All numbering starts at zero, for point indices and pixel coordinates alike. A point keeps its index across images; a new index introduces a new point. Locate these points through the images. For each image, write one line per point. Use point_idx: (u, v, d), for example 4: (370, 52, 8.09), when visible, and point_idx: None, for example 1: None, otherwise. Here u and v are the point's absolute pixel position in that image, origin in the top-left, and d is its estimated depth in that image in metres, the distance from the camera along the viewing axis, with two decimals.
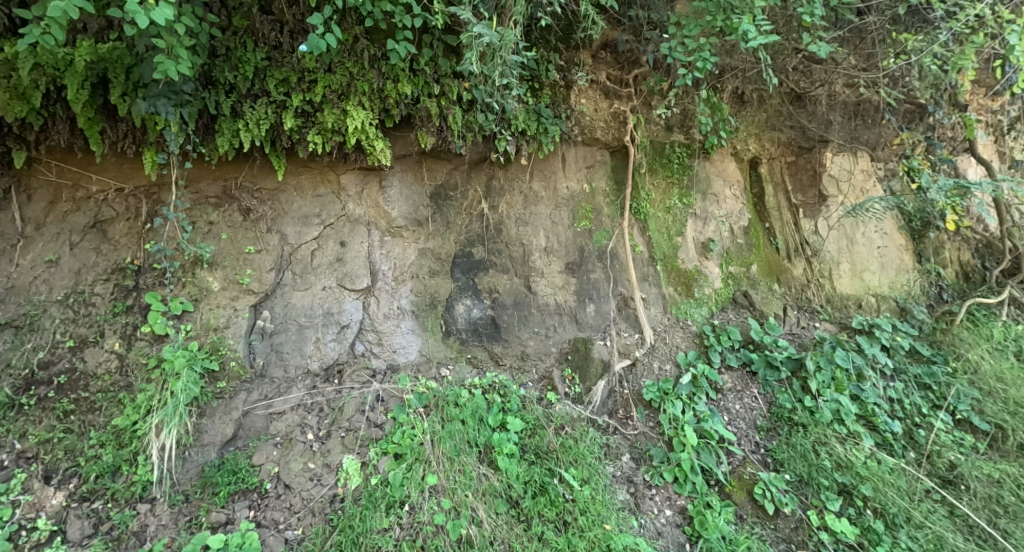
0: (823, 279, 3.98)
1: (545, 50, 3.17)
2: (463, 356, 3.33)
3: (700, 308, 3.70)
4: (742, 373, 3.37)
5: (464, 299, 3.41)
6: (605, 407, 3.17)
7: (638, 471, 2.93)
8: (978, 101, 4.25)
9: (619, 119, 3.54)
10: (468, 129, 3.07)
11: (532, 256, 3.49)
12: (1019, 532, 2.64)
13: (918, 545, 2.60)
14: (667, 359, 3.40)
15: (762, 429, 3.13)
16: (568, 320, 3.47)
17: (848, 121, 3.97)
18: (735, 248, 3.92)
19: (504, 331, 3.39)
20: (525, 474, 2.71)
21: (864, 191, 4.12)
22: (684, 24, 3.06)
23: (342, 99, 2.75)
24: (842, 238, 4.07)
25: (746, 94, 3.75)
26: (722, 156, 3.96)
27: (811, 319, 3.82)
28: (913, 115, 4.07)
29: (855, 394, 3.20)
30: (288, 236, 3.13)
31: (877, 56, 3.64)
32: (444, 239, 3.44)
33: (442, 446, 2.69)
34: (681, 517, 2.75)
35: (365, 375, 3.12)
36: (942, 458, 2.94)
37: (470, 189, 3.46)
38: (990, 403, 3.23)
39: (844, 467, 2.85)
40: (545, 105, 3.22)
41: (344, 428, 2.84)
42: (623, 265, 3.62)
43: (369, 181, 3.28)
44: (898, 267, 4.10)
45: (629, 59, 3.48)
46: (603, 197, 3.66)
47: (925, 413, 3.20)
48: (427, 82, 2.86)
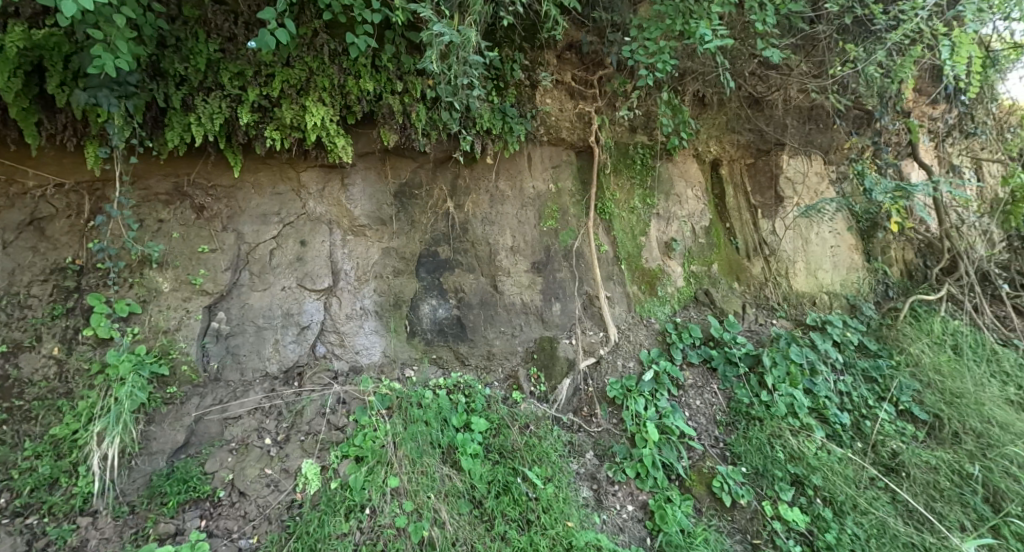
0: (779, 278, 4.11)
1: (509, 50, 3.16)
2: (427, 357, 3.29)
3: (663, 307, 3.78)
4: (702, 369, 3.46)
5: (429, 299, 3.37)
6: (570, 405, 3.21)
7: (601, 468, 2.97)
8: (920, 107, 4.47)
9: (583, 120, 3.58)
10: (432, 127, 3.04)
11: (498, 256, 3.49)
12: (953, 514, 2.77)
13: (862, 531, 2.69)
14: (631, 357, 3.46)
15: (722, 423, 3.22)
16: (534, 319, 3.49)
17: (802, 125, 4.12)
18: (696, 248, 4.02)
19: (470, 331, 3.37)
20: (489, 474, 2.70)
21: (817, 193, 4.30)
22: (645, 27, 3.11)
23: (301, 94, 2.68)
24: (797, 238, 4.22)
25: (707, 97, 3.84)
26: (685, 158, 4.05)
27: (768, 316, 3.95)
28: (862, 120, 4.24)
29: (808, 388, 3.33)
30: (245, 234, 3.03)
31: (827, 63, 3.80)
32: (409, 238, 3.39)
33: (404, 448, 2.66)
34: (642, 512, 2.80)
35: (326, 378, 3.05)
36: (885, 447, 3.09)
37: (435, 188, 3.42)
38: (929, 394, 3.41)
39: (797, 458, 2.96)
40: (510, 104, 3.21)
41: (304, 432, 2.77)
42: (589, 265, 3.66)
43: (331, 178, 3.21)
44: (848, 266, 4.28)
45: (593, 61, 3.53)
46: (569, 197, 3.69)
47: (872, 405, 3.35)
48: (389, 79, 2.82)
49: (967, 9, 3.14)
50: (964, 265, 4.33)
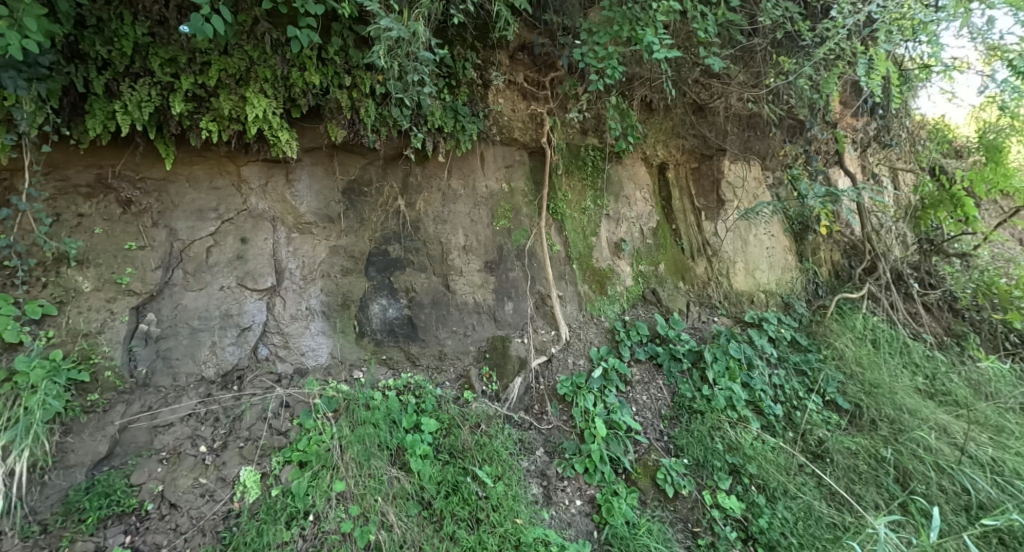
0: (721, 277, 4.29)
1: (461, 48, 3.16)
2: (377, 357, 3.23)
3: (612, 306, 3.87)
4: (649, 366, 3.58)
5: (379, 299, 3.31)
6: (522, 403, 3.23)
7: (551, 464, 3.01)
8: (846, 119, 4.80)
9: (536, 121, 3.62)
10: (381, 123, 2.99)
11: (450, 255, 3.47)
12: (869, 495, 2.98)
13: (791, 514, 2.86)
14: (581, 354, 3.53)
15: (667, 417, 3.34)
16: (486, 318, 3.49)
17: (741, 132, 4.36)
18: (644, 248, 4.14)
19: (421, 331, 3.34)
20: (438, 474, 2.69)
21: (757, 196, 4.49)
22: (595, 32, 3.18)
23: (240, 84, 2.57)
24: (737, 239, 4.42)
25: (654, 102, 3.98)
26: (634, 161, 4.16)
27: (710, 314, 4.12)
28: (795, 129, 4.54)
29: (745, 382, 3.51)
30: (178, 230, 2.87)
31: (763, 74, 4.02)
32: (358, 237, 3.32)
33: (351, 451, 2.61)
34: (590, 506, 2.87)
35: (269, 381, 2.94)
36: (813, 436, 3.30)
37: (385, 186, 3.36)
38: (851, 385, 3.67)
39: (734, 449, 3.11)
40: (462, 103, 3.21)
41: (243, 438, 2.66)
42: (541, 265, 3.70)
43: (275, 174, 3.09)
44: (783, 267, 4.52)
45: (545, 63, 3.58)
46: (521, 197, 3.72)
47: (802, 396, 3.56)
48: (336, 72, 2.75)
49: (881, 30, 3.41)
50: (883, 266, 4.67)
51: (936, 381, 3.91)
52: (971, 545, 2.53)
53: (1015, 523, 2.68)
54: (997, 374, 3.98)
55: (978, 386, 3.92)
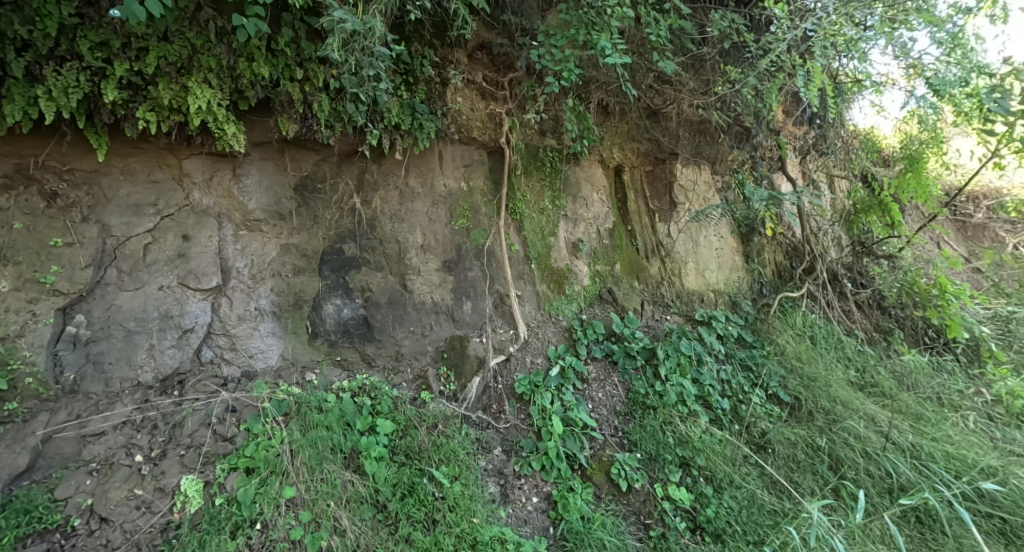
0: (674, 277, 4.43)
1: (419, 45, 3.15)
2: (331, 358, 3.16)
3: (570, 305, 3.94)
4: (604, 363, 3.66)
5: (333, 299, 3.25)
6: (479, 403, 3.24)
7: (508, 463, 3.04)
8: (788, 127, 5.07)
9: (494, 121, 3.64)
10: (336, 119, 2.94)
11: (408, 254, 3.44)
12: (806, 482, 3.17)
13: (736, 503, 2.99)
14: (539, 353, 3.57)
15: (621, 413, 3.42)
16: (444, 318, 3.48)
17: (693, 137, 4.51)
18: (601, 248, 4.23)
19: (378, 332, 3.29)
20: (394, 476, 2.67)
21: (706, 199, 4.66)
22: (552, 34, 3.24)
23: (181, 73, 2.46)
24: (689, 240, 4.58)
25: (610, 106, 4.07)
26: (591, 163, 4.25)
27: (664, 312, 4.25)
28: (742, 136, 4.74)
29: (695, 377, 3.65)
30: (111, 226, 2.70)
31: (712, 82, 4.21)
32: (311, 235, 3.23)
33: (301, 456, 2.54)
34: (546, 503, 2.91)
35: (213, 385, 2.81)
36: (756, 427, 3.47)
37: (340, 183, 3.29)
38: (792, 379, 3.87)
39: (685, 442, 3.23)
40: (420, 100, 3.19)
41: (184, 446, 2.54)
42: (500, 264, 3.71)
43: (221, 168, 2.97)
44: (731, 267, 4.71)
45: (503, 63, 3.61)
46: (480, 196, 3.72)
47: (747, 390, 3.73)
48: (288, 64, 2.67)
49: (816, 44, 3.65)
50: (821, 266, 4.94)
51: (866, 373, 4.18)
52: (891, 524, 2.75)
53: (929, 502, 2.94)
54: (917, 366, 4.30)
55: (901, 377, 4.23)
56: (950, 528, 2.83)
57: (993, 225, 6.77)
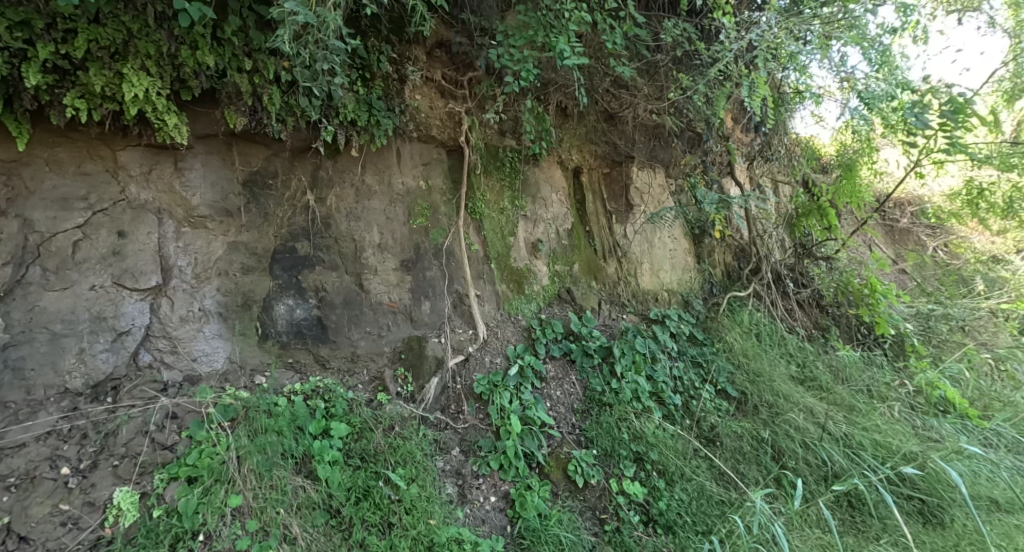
0: (630, 276, 4.53)
1: (376, 41, 3.10)
2: (283, 360, 3.07)
3: (529, 304, 3.96)
4: (562, 362, 3.71)
5: (285, 298, 3.15)
6: (438, 403, 3.22)
7: (466, 463, 3.04)
8: (736, 133, 5.28)
9: (453, 119, 3.63)
10: (288, 112, 2.85)
11: (364, 253, 3.37)
12: (751, 473, 3.32)
13: (687, 496, 3.09)
14: (498, 353, 3.58)
15: (578, 411, 3.48)
16: (402, 318, 3.44)
17: (649, 141, 4.63)
18: (560, 249, 4.28)
19: (332, 332, 3.22)
20: (349, 480, 2.61)
21: (661, 201, 4.80)
22: (510, 35, 3.26)
23: (115, 59, 2.30)
24: (644, 241, 4.69)
25: (568, 109, 4.14)
26: (550, 164, 4.30)
27: (620, 311, 4.34)
28: (693, 141, 4.88)
29: (650, 374, 3.75)
30: (34, 222, 2.49)
31: (666, 88, 4.32)
32: (261, 233, 3.12)
33: (249, 462, 2.45)
34: (504, 501, 2.93)
35: (152, 391, 2.67)
36: (706, 422, 3.60)
37: (293, 179, 3.20)
38: (739, 374, 4.04)
39: (639, 438, 3.32)
40: (377, 96, 3.14)
41: (118, 456, 2.41)
42: (459, 264, 3.70)
43: (162, 161, 2.83)
44: (684, 267, 4.87)
45: (463, 62, 3.60)
46: (439, 196, 3.69)
47: (698, 386, 3.86)
48: (235, 54, 2.56)
49: (760, 56, 3.82)
50: (766, 267, 5.17)
51: (806, 368, 4.41)
52: (825, 509, 2.94)
53: (857, 487, 3.17)
54: (851, 360, 4.58)
55: (837, 371, 4.49)
56: (875, 511, 3.07)
57: (916, 230, 7.31)
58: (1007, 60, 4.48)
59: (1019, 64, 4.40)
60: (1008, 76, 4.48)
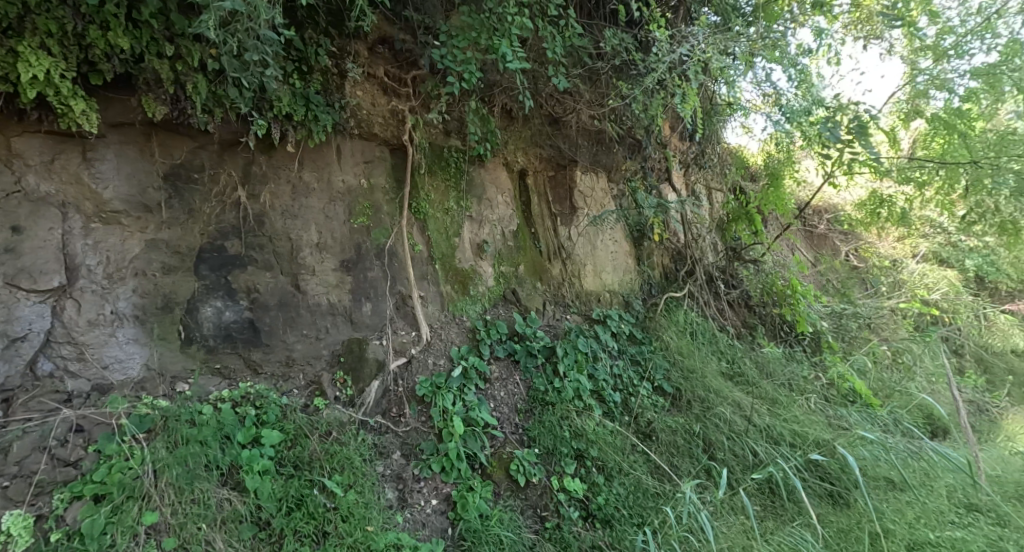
0: (574, 277, 4.61)
1: (314, 33, 2.99)
2: (209, 366, 2.89)
3: (473, 305, 3.94)
4: (506, 363, 3.72)
5: (212, 300, 2.97)
6: (378, 407, 3.15)
7: (407, 467, 2.99)
8: (674, 141, 5.50)
9: (397, 117, 3.56)
10: (215, 103, 2.70)
11: (301, 253, 3.24)
12: (683, 465, 3.46)
13: (624, 489, 3.18)
14: (442, 354, 3.54)
15: (521, 411, 3.50)
16: (342, 320, 3.33)
17: (592, 146, 4.73)
18: (505, 250, 4.29)
19: (266, 335, 3.07)
20: (280, 490, 2.50)
21: (603, 204, 4.92)
22: (454, 35, 3.24)
23: (9, 35, 2.08)
24: (587, 243, 4.79)
25: (513, 111, 4.16)
26: (495, 166, 4.30)
27: (564, 311, 4.41)
28: (634, 147, 5.03)
29: (591, 373, 3.83)
30: None
31: (606, 95, 4.44)
32: (185, 231, 2.93)
33: (167, 476, 2.29)
34: (445, 504, 2.90)
35: (52, 402, 2.43)
36: (643, 418, 3.72)
37: (221, 173, 3.02)
38: (674, 371, 4.20)
39: (580, 435, 3.37)
40: (315, 90, 3.03)
41: (10, 475, 2.18)
42: (402, 265, 3.63)
43: (67, 150, 2.59)
44: (625, 269, 5.01)
45: (407, 60, 3.53)
46: (381, 194, 3.60)
47: (637, 383, 3.98)
48: (154, 38, 2.39)
49: (690, 68, 4.00)
50: (700, 269, 5.41)
51: (735, 364, 4.65)
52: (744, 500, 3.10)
53: (774, 476, 3.36)
54: (774, 356, 4.88)
55: (763, 367, 4.76)
56: (788, 502, 3.27)
57: (832, 236, 7.90)
58: (903, 84, 4.95)
59: (914, 87, 4.86)
60: (905, 98, 4.95)
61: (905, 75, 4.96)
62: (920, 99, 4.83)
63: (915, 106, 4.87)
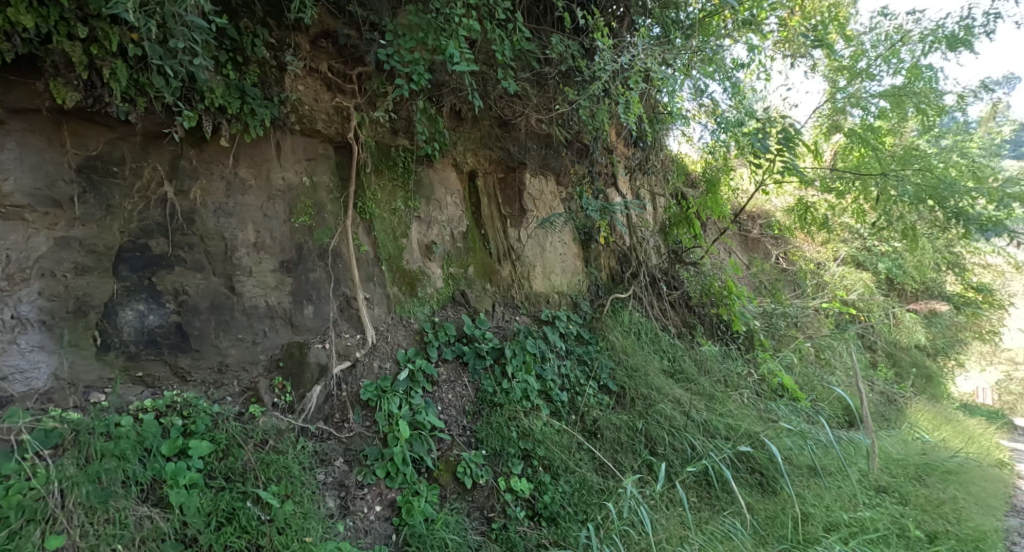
0: (523, 279, 4.63)
1: (251, 23, 2.86)
2: (130, 375, 2.68)
3: (422, 307, 3.88)
4: (455, 365, 3.69)
5: (134, 303, 2.77)
6: (320, 413, 3.03)
7: (350, 474, 2.90)
8: (619, 146, 5.62)
9: (341, 114, 3.45)
10: (137, 92, 2.52)
11: (236, 253, 3.08)
12: (626, 461, 3.54)
13: (570, 488, 3.22)
14: (388, 357, 3.45)
15: (470, 413, 3.47)
16: (281, 323, 3.19)
17: (541, 150, 4.77)
18: (454, 251, 4.25)
19: (196, 340, 2.89)
20: (209, 504, 2.36)
21: (552, 207, 4.96)
22: (400, 33, 3.18)
23: None
24: (536, 244, 4.82)
25: (462, 112, 4.13)
26: (444, 166, 4.26)
27: (513, 313, 4.41)
28: (582, 151, 5.12)
29: (539, 373, 3.85)
30: None
31: (554, 100, 4.48)
32: (102, 228, 2.72)
33: (78, 494, 2.10)
34: (390, 510, 2.84)
35: None
36: (589, 416, 3.77)
37: (145, 168, 2.83)
38: (619, 370, 4.28)
39: (527, 435, 3.38)
40: (251, 83, 2.88)
41: None
42: (346, 265, 3.51)
43: None
44: (573, 270, 5.08)
45: (352, 56, 3.44)
46: (325, 193, 3.48)
47: (584, 383, 4.03)
48: (64, 18, 2.20)
49: (632, 77, 4.11)
50: (644, 270, 5.56)
51: (676, 362, 4.81)
52: (682, 495, 3.22)
53: (709, 468, 3.51)
54: (712, 354, 5.09)
55: (702, 364, 4.95)
56: (721, 493, 3.43)
57: (764, 240, 8.11)
58: (825, 101, 5.31)
59: (834, 104, 5.24)
60: (826, 113, 5.33)
61: (826, 92, 5.31)
62: (839, 116, 5.23)
63: (835, 121, 5.27)
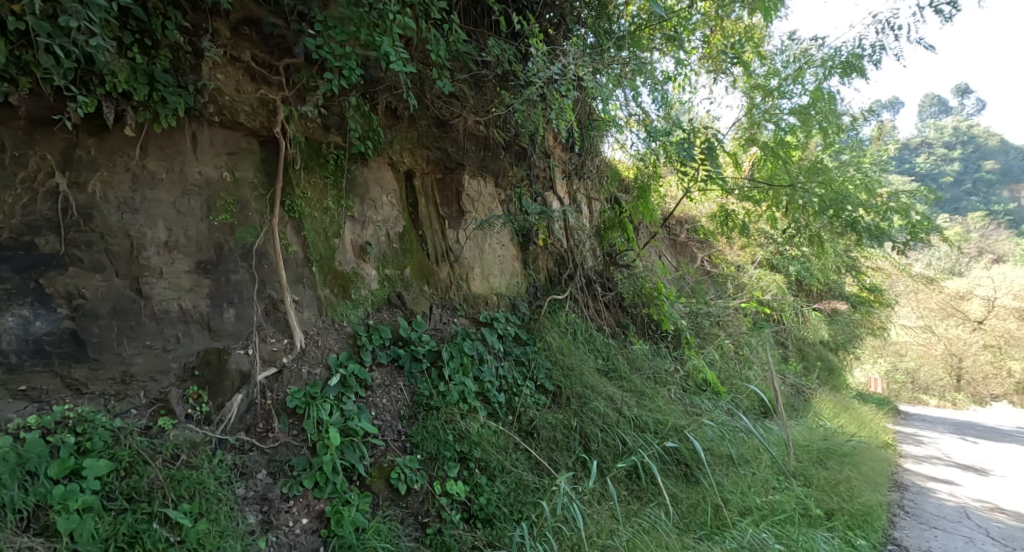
0: (461, 280, 4.58)
1: (162, 4, 2.63)
2: (11, 389, 2.38)
3: (355, 310, 3.73)
4: (390, 369, 3.58)
5: (16, 308, 2.46)
6: (241, 423, 2.83)
7: (274, 486, 2.73)
8: (556, 151, 5.70)
9: (267, 107, 3.26)
10: (20, 70, 2.25)
11: (144, 252, 2.82)
12: (561, 459, 3.58)
13: (506, 488, 3.21)
14: (318, 362, 3.29)
15: (405, 417, 3.37)
16: (197, 328, 2.96)
17: (479, 151, 4.76)
18: (390, 252, 4.13)
19: (94, 348, 2.62)
20: (106, 529, 2.13)
21: (490, 208, 4.94)
22: (330, 25, 3.04)
23: None
24: (474, 246, 4.78)
25: (398, 110, 4.02)
26: (379, 165, 4.13)
27: (451, 314, 4.34)
28: (519, 154, 5.14)
29: (477, 375, 3.81)
30: None
31: (490, 103, 4.44)
32: None
33: None
34: (318, 522, 2.70)
35: None
36: (526, 416, 3.78)
37: (32, 156, 2.53)
38: (556, 369, 4.32)
39: (463, 438, 3.33)
40: (162, 69, 2.65)
41: None
42: (272, 266, 3.31)
43: None
44: (511, 271, 5.08)
45: (278, 46, 3.25)
46: (248, 189, 3.26)
47: (521, 383, 4.04)
48: None
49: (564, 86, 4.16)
50: (580, 272, 5.67)
51: (610, 360, 4.93)
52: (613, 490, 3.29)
53: (638, 462, 3.63)
54: (644, 353, 5.27)
55: (634, 362, 5.11)
56: (650, 486, 3.56)
57: (691, 243, 8.56)
58: (744, 114, 5.64)
59: (751, 118, 5.58)
60: (744, 126, 5.67)
61: (744, 107, 5.64)
62: (755, 129, 5.59)
63: (752, 134, 5.64)
